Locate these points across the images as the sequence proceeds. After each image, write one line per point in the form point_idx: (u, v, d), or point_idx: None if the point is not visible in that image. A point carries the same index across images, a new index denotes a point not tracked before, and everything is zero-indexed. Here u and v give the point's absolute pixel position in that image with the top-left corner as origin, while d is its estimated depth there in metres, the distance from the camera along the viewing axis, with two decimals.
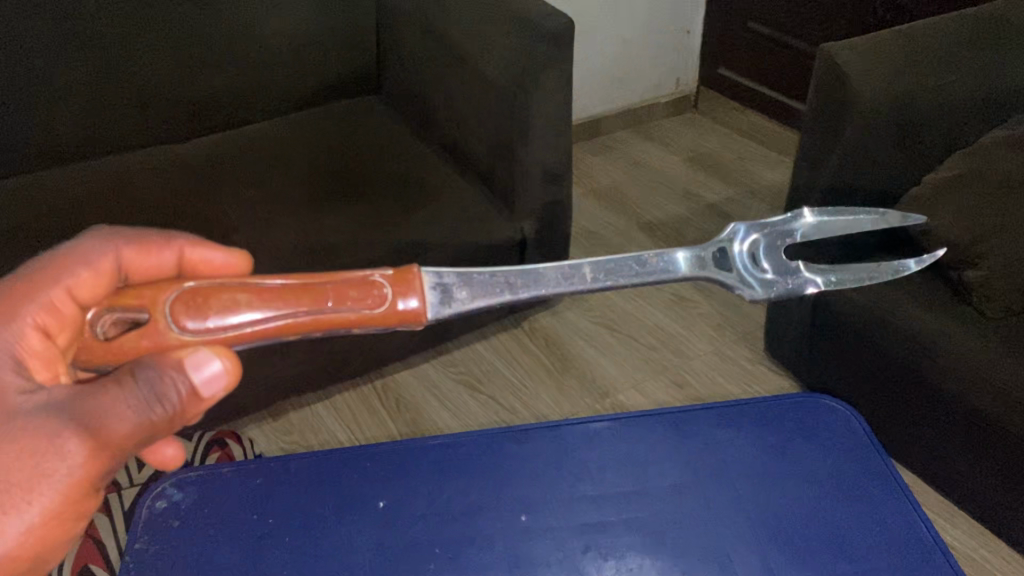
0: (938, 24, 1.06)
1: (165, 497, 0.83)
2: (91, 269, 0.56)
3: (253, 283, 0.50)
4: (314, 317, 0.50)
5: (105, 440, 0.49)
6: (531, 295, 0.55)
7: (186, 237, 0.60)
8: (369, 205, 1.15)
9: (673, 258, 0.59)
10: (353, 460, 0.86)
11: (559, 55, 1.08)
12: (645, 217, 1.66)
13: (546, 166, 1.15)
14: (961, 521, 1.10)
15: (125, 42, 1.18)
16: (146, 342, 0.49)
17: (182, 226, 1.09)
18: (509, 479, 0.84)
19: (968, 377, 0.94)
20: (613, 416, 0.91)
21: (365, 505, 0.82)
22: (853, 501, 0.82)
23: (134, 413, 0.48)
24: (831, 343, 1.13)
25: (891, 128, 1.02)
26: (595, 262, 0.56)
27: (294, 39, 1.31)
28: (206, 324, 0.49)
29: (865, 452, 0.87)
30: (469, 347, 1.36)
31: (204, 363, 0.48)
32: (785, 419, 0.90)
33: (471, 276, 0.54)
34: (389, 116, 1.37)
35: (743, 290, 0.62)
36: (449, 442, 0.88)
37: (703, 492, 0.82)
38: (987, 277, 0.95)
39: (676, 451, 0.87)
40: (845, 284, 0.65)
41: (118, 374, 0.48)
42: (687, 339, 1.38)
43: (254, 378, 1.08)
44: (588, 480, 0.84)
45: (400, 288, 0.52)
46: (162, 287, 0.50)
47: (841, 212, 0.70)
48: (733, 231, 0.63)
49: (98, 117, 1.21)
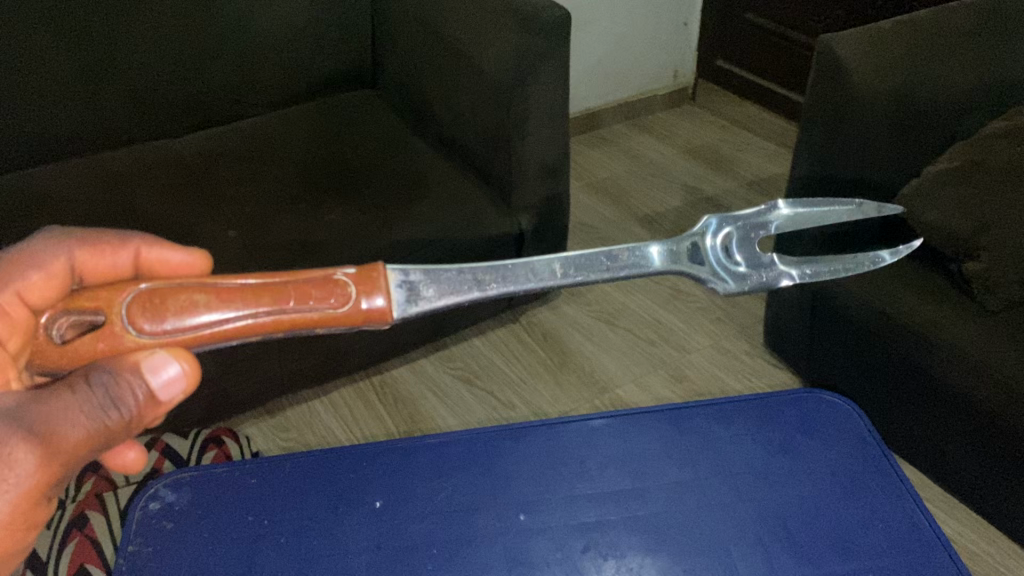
0: (936, 14, 1.06)
1: (158, 498, 0.82)
2: (43, 272, 0.56)
3: (212, 284, 0.50)
4: (275, 317, 0.50)
5: (57, 446, 0.50)
6: (501, 292, 0.55)
7: (141, 236, 0.60)
8: (364, 200, 1.14)
9: (644, 253, 0.59)
10: (350, 458, 0.86)
11: (555, 48, 1.07)
12: (643, 210, 1.65)
13: (543, 159, 1.15)
14: (962, 513, 1.09)
15: (117, 38, 1.17)
16: (102, 345, 0.49)
17: (178, 223, 1.08)
18: (507, 478, 0.83)
19: (969, 370, 0.94)
20: (612, 413, 0.90)
21: (360, 505, 0.81)
22: (853, 498, 0.81)
23: (88, 417, 0.50)
24: (830, 336, 1.13)
25: (890, 119, 1.01)
26: (565, 258, 0.56)
27: (288, 32, 1.30)
28: (164, 326, 0.49)
29: (866, 447, 0.86)
30: (466, 343, 1.35)
31: (161, 367, 0.50)
32: (783, 415, 0.89)
33: (439, 274, 0.54)
34: (385, 109, 1.36)
35: (715, 283, 0.62)
36: (448, 441, 0.87)
37: (703, 491, 0.82)
38: (987, 268, 0.95)
39: (675, 448, 0.86)
40: (821, 275, 0.66)
41: (73, 379, 0.49)
42: (685, 332, 1.37)
43: (251, 374, 1.08)
44: (586, 478, 0.83)
45: (364, 287, 0.52)
46: (118, 288, 0.49)
47: (818, 201, 0.69)
48: (705, 225, 0.63)
49: (89, 114, 1.20)
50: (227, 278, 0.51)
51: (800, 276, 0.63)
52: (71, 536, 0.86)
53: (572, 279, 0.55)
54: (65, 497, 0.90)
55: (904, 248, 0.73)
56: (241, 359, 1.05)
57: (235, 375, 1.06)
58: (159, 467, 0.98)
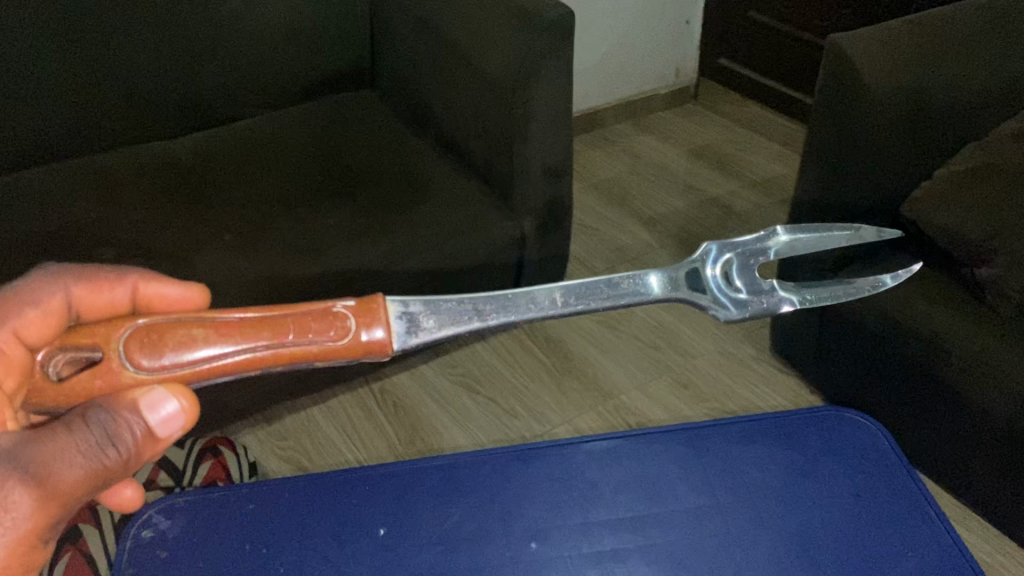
0: (949, 16, 1.03)
1: (151, 525, 0.79)
2: (39, 309, 0.55)
3: (210, 318, 0.49)
4: (275, 351, 0.49)
5: (53, 487, 0.48)
6: (502, 322, 0.53)
7: (138, 272, 0.60)
8: (366, 204, 1.11)
9: (644, 280, 0.58)
10: (352, 482, 0.83)
11: (559, 47, 1.04)
12: (646, 212, 1.63)
13: (547, 162, 1.12)
14: (974, 524, 1.07)
15: (111, 38, 1.15)
16: (100, 382, 0.48)
17: (173, 230, 1.05)
18: (516, 504, 0.81)
19: (984, 379, 0.92)
20: (622, 434, 0.88)
21: (365, 534, 0.79)
22: (880, 524, 0.79)
23: (85, 457, 0.48)
24: (840, 342, 1.11)
25: (902, 123, 0.99)
26: (566, 286, 0.55)
27: (286, 32, 1.27)
28: (162, 362, 0.48)
29: (889, 468, 0.84)
30: (468, 348, 1.32)
31: (159, 404, 0.48)
32: (806, 437, 0.87)
33: (438, 304, 0.52)
34: (384, 109, 1.34)
35: (716, 310, 0.60)
36: (455, 463, 0.85)
37: (723, 517, 0.79)
38: (1003, 275, 0.93)
39: (693, 471, 0.84)
40: (822, 300, 0.64)
41: (69, 418, 0.48)
42: (691, 337, 1.35)
43: (249, 383, 1.05)
44: (600, 504, 0.81)
45: (364, 319, 0.50)
46: (115, 324, 0.48)
47: (817, 226, 0.68)
48: (704, 252, 0.61)
49: (80, 116, 1.17)
50: (225, 313, 0.50)
51: (802, 301, 0.61)
52: (65, 549, 0.85)
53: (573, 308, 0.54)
54: None
55: (907, 273, 0.71)
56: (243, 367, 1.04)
57: (234, 384, 1.04)
58: (154, 478, 0.96)
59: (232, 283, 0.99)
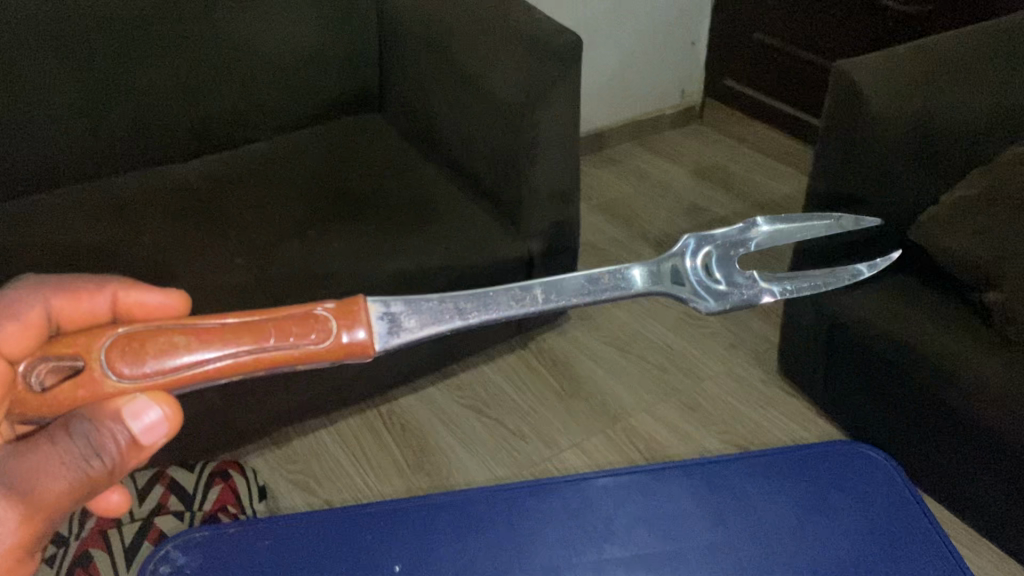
0: (952, 40, 1.04)
1: (169, 561, 0.79)
2: (20, 323, 0.55)
3: (192, 325, 0.49)
4: (256, 356, 0.49)
5: (37, 502, 0.50)
6: (482, 320, 0.54)
7: (118, 280, 0.61)
8: (373, 226, 1.12)
9: (627, 274, 0.59)
10: (367, 517, 0.83)
11: (567, 72, 1.05)
12: (651, 231, 1.64)
13: (554, 185, 1.13)
14: (984, 548, 1.07)
15: (122, 63, 1.16)
16: (83, 392, 0.48)
17: (182, 253, 1.06)
18: (530, 540, 0.81)
19: (991, 405, 0.92)
20: (629, 471, 0.88)
21: (378, 570, 0.79)
22: (897, 559, 0.79)
23: (69, 469, 0.50)
24: (847, 366, 1.11)
25: (908, 147, 1.00)
26: (546, 282, 0.55)
27: (295, 56, 1.28)
28: (143, 370, 0.48)
29: (902, 503, 0.84)
30: (475, 370, 1.33)
31: (141, 412, 0.49)
32: (818, 471, 0.87)
33: (419, 304, 0.53)
34: (392, 133, 1.35)
35: (696, 303, 0.61)
36: (467, 499, 0.85)
37: (737, 552, 0.79)
38: (1011, 300, 0.93)
39: (707, 506, 0.84)
40: (802, 292, 0.66)
41: (52, 430, 0.49)
42: (697, 359, 1.35)
43: (258, 407, 1.06)
44: (614, 541, 0.81)
45: (345, 321, 0.51)
46: (96, 334, 0.48)
47: (796, 217, 0.70)
48: (684, 245, 0.63)
49: (92, 141, 1.18)
50: (207, 319, 0.50)
51: (781, 292, 0.63)
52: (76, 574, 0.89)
53: (554, 302, 0.55)
54: (67, 534, 0.92)
55: (882, 260, 0.75)
56: (253, 393, 1.04)
57: (245, 409, 1.05)
58: (164, 504, 0.98)
59: (243, 305, 0.99)
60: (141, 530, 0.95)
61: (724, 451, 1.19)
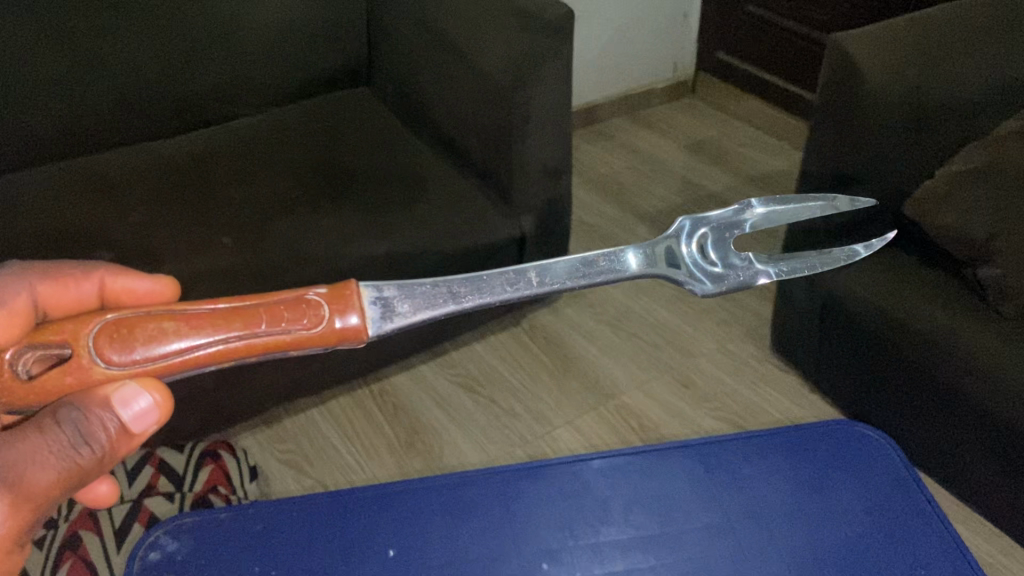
0: (951, 12, 1.02)
1: (158, 547, 0.79)
2: (6, 310, 0.53)
3: (181, 311, 0.48)
4: (247, 342, 0.48)
5: (25, 491, 0.49)
6: (478, 303, 0.53)
7: (106, 267, 0.60)
8: (362, 203, 1.10)
9: (622, 257, 0.58)
10: (360, 502, 0.83)
11: (559, 46, 1.03)
12: (644, 207, 1.62)
13: (545, 160, 1.11)
14: (976, 522, 1.08)
15: (104, 39, 1.13)
16: (71, 379, 0.47)
17: (170, 232, 1.04)
18: (526, 522, 0.81)
19: (985, 381, 0.91)
20: (623, 452, 0.88)
21: (373, 554, 0.78)
22: (894, 539, 0.79)
23: (58, 458, 0.48)
24: (841, 342, 1.11)
25: (905, 122, 0.98)
26: (540, 266, 0.54)
27: (281, 31, 1.26)
28: (133, 357, 0.47)
29: (900, 483, 0.84)
30: (468, 347, 1.32)
31: (132, 400, 0.47)
32: (815, 450, 0.87)
33: (412, 288, 0.52)
34: (381, 108, 1.33)
35: (691, 285, 0.60)
36: (462, 482, 0.85)
37: (735, 533, 0.79)
38: (1006, 276, 0.92)
39: (705, 488, 0.84)
40: (796, 273, 0.65)
41: (41, 419, 0.48)
42: (691, 336, 1.35)
43: (249, 386, 1.05)
44: (611, 522, 0.81)
45: (337, 306, 0.49)
46: (84, 320, 0.47)
47: (791, 198, 0.69)
48: (680, 227, 0.61)
49: (75, 117, 1.15)
50: (197, 304, 0.48)
51: (778, 274, 0.62)
52: (65, 557, 0.87)
53: (549, 286, 0.54)
54: (56, 517, 0.92)
55: (875, 243, 0.74)
56: (243, 373, 1.03)
57: (235, 389, 1.04)
58: (154, 484, 0.97)
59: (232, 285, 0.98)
60: (132, 511, 0.94)
61: (718, 428, 1.19)
